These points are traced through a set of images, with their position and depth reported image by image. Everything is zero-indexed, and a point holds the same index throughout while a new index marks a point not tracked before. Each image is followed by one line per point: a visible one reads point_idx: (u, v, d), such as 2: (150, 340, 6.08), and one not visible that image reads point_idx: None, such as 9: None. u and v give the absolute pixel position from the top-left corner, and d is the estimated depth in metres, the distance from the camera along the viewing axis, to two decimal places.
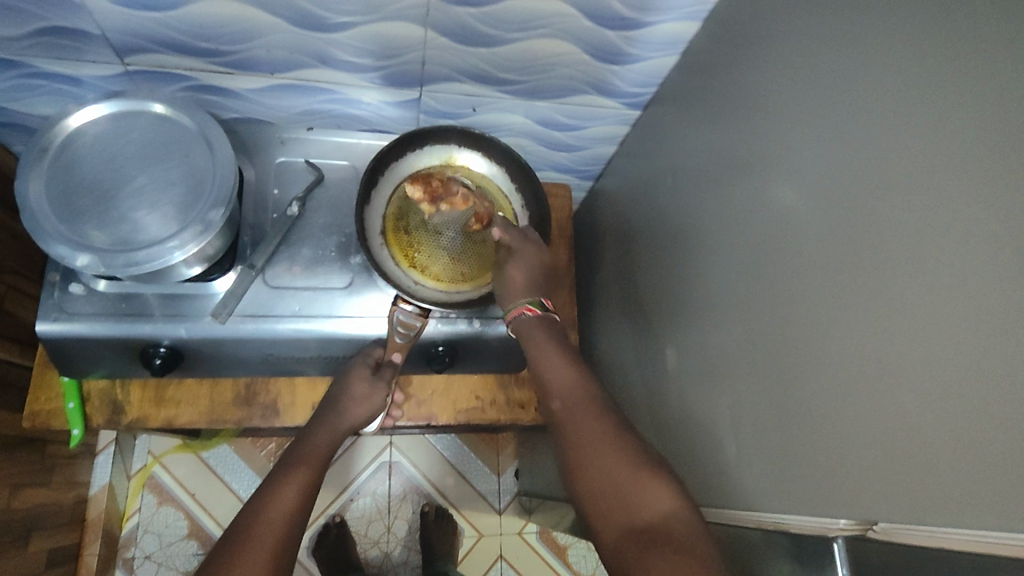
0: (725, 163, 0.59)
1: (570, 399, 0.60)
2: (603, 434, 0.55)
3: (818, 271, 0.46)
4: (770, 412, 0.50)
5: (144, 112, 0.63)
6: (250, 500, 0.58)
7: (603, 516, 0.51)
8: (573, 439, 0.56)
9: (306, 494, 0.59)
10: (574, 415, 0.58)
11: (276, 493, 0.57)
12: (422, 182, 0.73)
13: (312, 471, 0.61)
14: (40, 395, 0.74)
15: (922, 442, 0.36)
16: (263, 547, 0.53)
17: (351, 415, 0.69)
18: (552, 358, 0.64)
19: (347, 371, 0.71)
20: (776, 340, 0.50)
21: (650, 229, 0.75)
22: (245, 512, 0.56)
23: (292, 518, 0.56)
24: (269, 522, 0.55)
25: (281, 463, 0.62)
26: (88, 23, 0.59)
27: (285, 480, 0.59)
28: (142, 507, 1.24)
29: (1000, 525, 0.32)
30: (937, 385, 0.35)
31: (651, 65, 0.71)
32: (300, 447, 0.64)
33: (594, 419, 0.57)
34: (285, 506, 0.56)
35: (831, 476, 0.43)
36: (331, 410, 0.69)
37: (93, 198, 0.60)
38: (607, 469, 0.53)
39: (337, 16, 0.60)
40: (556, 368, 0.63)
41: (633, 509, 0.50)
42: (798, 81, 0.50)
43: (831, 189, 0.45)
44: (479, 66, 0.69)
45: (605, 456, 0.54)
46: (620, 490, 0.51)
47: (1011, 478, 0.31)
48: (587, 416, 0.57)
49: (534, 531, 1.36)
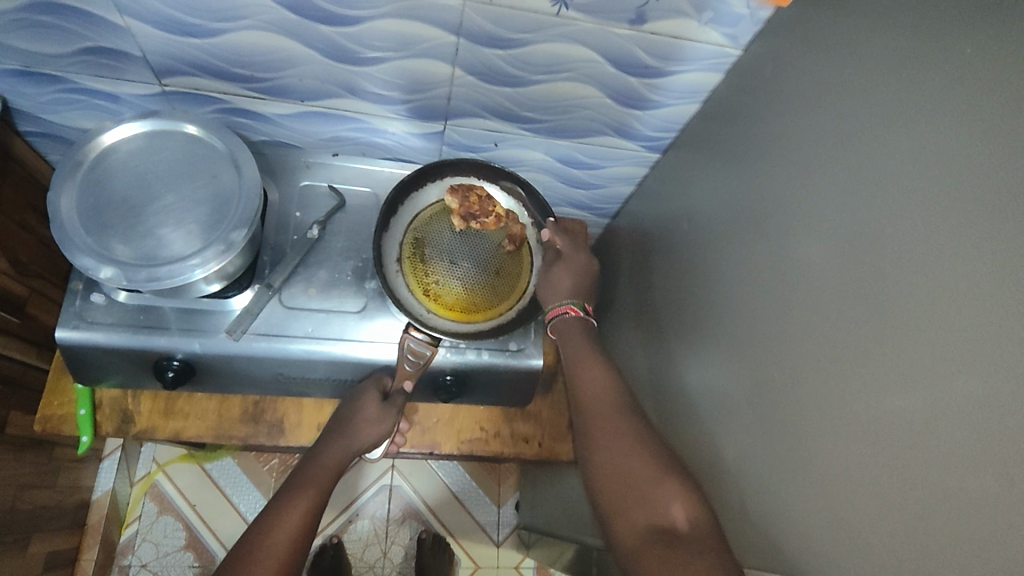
0: (740, 214, 0.60)
1: (599, 396, 0.61)
2: (646, 465, 0.53)
3: (827, 328, 0.45)
4: (771, 468, 0.49)
5: (177, 132, 0.66)
6: (255, 521, 0.58)
7: (618, 511, 0.52)
8: (595, 433, 0.57)
9: (311, 517, 0.59)
10: (602, 413, 0.59)
11: (280, 517, 0.57)
12: (461, 195, 0.73)
13: (317, 492, 0.61)
14: (53, 400, 0.75)
15: (923, 511, 0.36)
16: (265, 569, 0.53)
17: (364, 434, 0.69)
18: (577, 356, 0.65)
19: (358, 393, 0.71)
20: (782, 395, 0.49)
21: (664, 271, 0.75)
22: (250, 533, 0.56)
23: (298, 539, 0.56)
24: (274, 546, 0.55)
25: (288, 483, 0.62)
26: (130, 45, 0.62)
27: (292, 500, 0.59)
28: (143, 515, 1.25)
29: None
30: (940, 458, 0.35)
31: (672, 112, 0.72)
32: (310, 467, 0.64)
33: (617, 419, 0.58)
34: (290, 530, 0.56)
35: (830, 540, 0.42)
36: (340, 431, 0.69)
37: (121, 212, 0.62)
38: (626, 466, 0.53)
39: (367, 51, 0.62)
40: (581, 366, 0.64)
41: (651, 508, 0.50)
42: (815, 138, 0.51)
43: (842, 248, 0.45)
44: (502, 104, 0.70)
45: (625, 452, 0.54)
46: (643, 487, 0.51)
47: (1007, 559, 0.31)
48: (609, 418, 0.58)
49: (531, 567, 1.34)
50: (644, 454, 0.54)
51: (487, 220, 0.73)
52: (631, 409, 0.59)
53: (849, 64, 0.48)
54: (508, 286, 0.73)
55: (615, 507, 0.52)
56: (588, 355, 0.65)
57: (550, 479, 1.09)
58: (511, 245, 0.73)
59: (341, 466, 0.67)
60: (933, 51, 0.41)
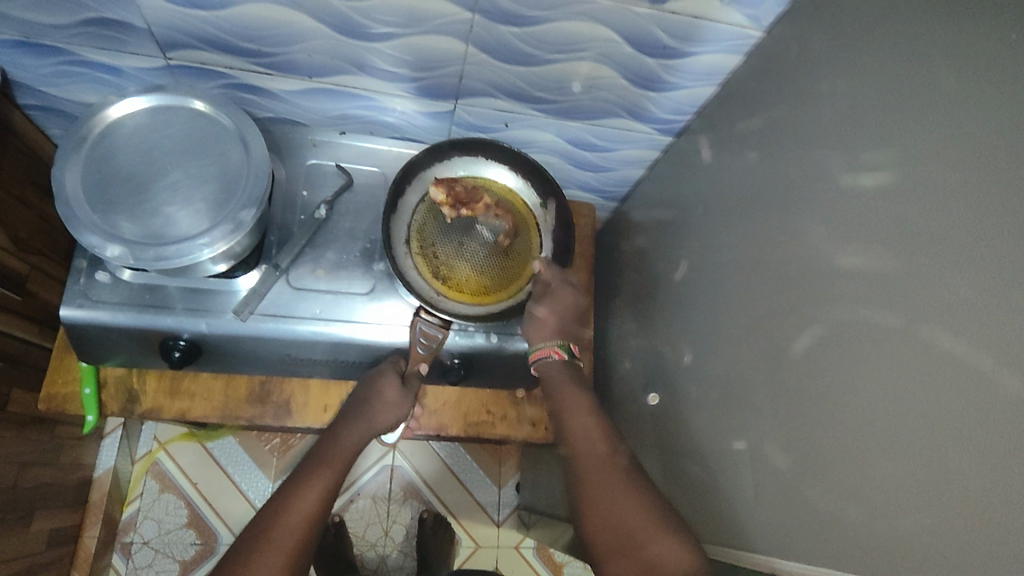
0: (755, 199, 0.59)
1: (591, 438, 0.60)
2: (645, 517, 0.52)
3: (845, 315, 0.45)
4: (783, 454, 0.49)
5: (183, 107, 0.64)
6: (271, 498, 0.58)
7: (615, 560, 0.52)
8: (591, 475, 0.57)
9: (327, 499, 0.58)
10: (595, 466, 0.57)
11: (296, 497, 0.57)
12: (447, 186, 0.71)
13: (334, 473, 0.60)
14: (57, 379, 0.75)
15: (939, 500, 0.35)
16: (279, 550, 0.53)
17: (379, 419, 0.67)
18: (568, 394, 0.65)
19: (375, 374, 0.69)
20: (795, 382, 0.49)
21: (674, 256, 0.74)
22: (265, 512, 0.56)
23: (312, 521, 0.56)
24: (287, 527, 0.55)
25: (305, 463, 0.61)
26: (134, 16, 0.60)
27: (308, 481, 0.58)
28: (144, 493, 1.25)
29: None
30: (958, 446, 0.35)
31: (687, 94, 0.71)
32: (328, 448, 0.63)
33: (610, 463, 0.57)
34: (305, 511, 0.56)
35: (842, 528, 0.42)
36: (356, 414, 0.66)
37: (126, 189, 0.60)
38: (621, 515, 0.53)
39: (377, 26, 0.60)
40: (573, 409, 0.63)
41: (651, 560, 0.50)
42: (835, 123, 0.50)
43: (861, 236, 0.45)
44: (515, 83, 0.69)
45: (623, 500, 0.54)
46: (639, 541, 0.51)
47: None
48: (599, 460, 0.58)
49: (531, 547, 1.35)
50: (639, 500, 0.54)
51: (477, 207, 0.71)
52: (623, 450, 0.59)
53: (875, 46, 0.47)
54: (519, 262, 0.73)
55: (609, 555, 0.53)
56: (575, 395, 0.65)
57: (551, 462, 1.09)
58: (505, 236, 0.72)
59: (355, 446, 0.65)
60: (966, 34, 0.40)
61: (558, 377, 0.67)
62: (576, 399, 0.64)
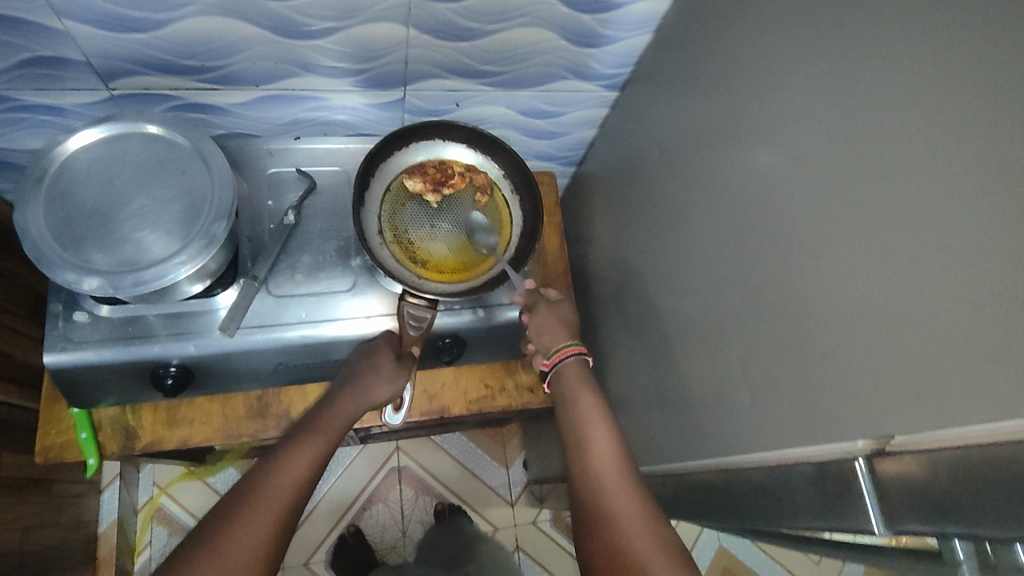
0: (706, 132, 0.62)
1: (597, 446, 0.63)
2: (645, 533, 0.53)
3: (807, 218, 0.48)
4: (772, 358, 0.52)
5: (136, 134, 0.64)
6: (261, 461, 0.58)
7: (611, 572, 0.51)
8: (598, 482, 0.59)
9: (314, 467, 0.59)
10: (604, 475, 0.59)
11: (288, 461, 0.58)
12: (419, 174, 0.74)
13: (326, 442, 0.62)
14: (50, 430, 0.74)
15: (912, 363, 0.39)
16: (268, 509, 0.53)
17: (376, 392, 0.69)
18: (582, 407, 0.67)
19: (371, 346, 0.71)
20: (772, 290, 0.52)
21: (639, 204, 0.77)
22: (255, 472, 0.57)
23: (301, 484, 0.57)
24: (276, 487, 0.55)
25: (299, 428, 0.63)
26: (71, 49, 0.60)
27: (299, 446, 0.60)
28: (153, 540, 1.23)
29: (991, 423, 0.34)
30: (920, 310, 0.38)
31: (625, 46, 0.73)
32: (321, 415, 0.65)
33: (617, 475, 0.59)
34: (294, 476, 0.57)
35: (832, 408, 0.45)
36: (351, 382, 0.68)
37: (93, 222, 0.60)
38: (623, 526, 0.54)
39: (317, 22, 0.61)
40: (584, 414, 0.66)
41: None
42: (767, 43, 0.53)
43: (807, 143, 0.48)
44: (459, 60, 0.70)
45: (626, 510, 0.55)
46: (637, 552, 0.51)
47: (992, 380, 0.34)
48: (607, 469, 0.60)
49: (548, 520, 1.36)
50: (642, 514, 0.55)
51: (454, 182, 0.74)
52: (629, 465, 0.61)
53: None
54: (507, 216, 0.76)
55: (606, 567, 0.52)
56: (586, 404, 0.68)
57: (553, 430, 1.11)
58: (484, 194, 0.75)
59: (354, 418, 0.67)
60: None
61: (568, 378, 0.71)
62: (584, 400, 0.68)
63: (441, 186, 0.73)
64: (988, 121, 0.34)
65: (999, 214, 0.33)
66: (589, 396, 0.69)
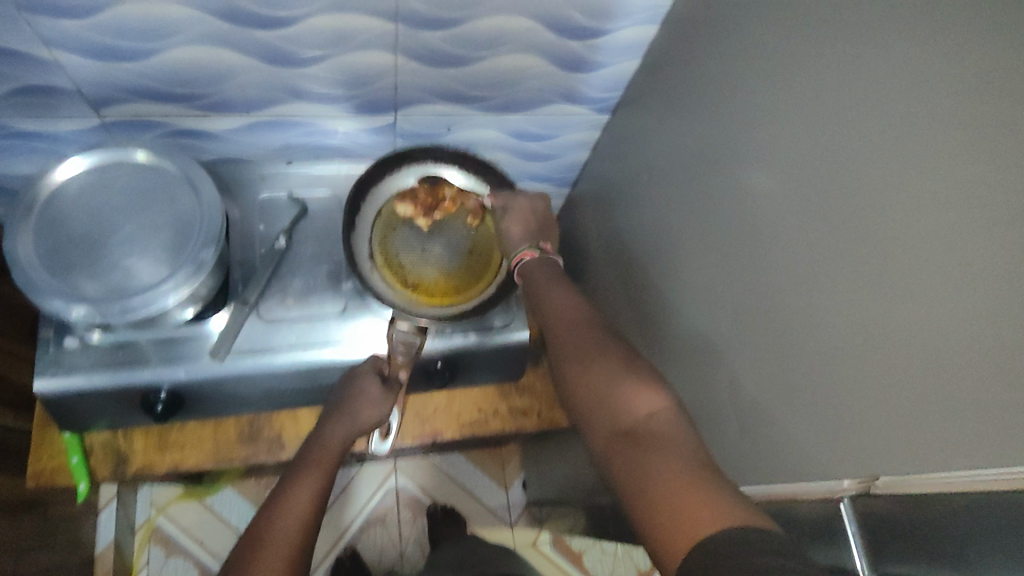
0: (695, 158, 0.62)
1: (563, 311, 0.58)
2: (614, 380, 0.51)
3: (792, 248, 0.47)
4: (760, 390, 0.51)
5: (126, 161, 0.65)
6: (262, 508, 0.57)
7: (588, 422, 0.51)
8: (563, 343, 0.56)
9: (320, 501, 0.58)
10: (567, 335, 0.56)
11: (288, 501, 0.57)
12: (410, 198, 0.72)
13: (324, 475, 0.61)
14: (41, 454, 0.74)
15: (899, 402, 0.38)
16: (278, 554, 0.53)
17: (363, 418, 0.67)
18: (545, 284, 0.62)
19: (353, 376, 0.70)
20: (761, 319, 0.51)
21: (631, 226, 0.77)
22: (258, 519, 0.56)
23: (307, 525, 0.56)
24: (281, 531, 0.54)
25: (294, 468, 0.62)
26: (64, 78, 0.60)
27: (297, 485, 0.59)
28: (150, 561, 1.22)
29: (978, 467, 0.33)
30: (901, 349, 0.38)
31: (616, 71, 0.73)
32: (314, 450, 0.64)
33: (582, 333, 0.56)
34: (300, 505, 0.57)
35: (822, 445, 0.44)
36: (338, 413, 0.67)
37: (83, 250, 0.60)
38: (593, 385, 0.52)
39: (307, 51, 0.61)
40: (546, 291, 0.61)
41: (619, 416, 0.49)
42: (753, 70, 0.52)
43: (792, 173, 0.47)
44: (450, 86, 0.71)
45: (593, 367, 0.53)
46: (606, 398, 0.50)
47: (981, 424, 0.33)
48: (573, 327, 0.57)
49: (548, 542, 1.35)
50: (610, 367, 0.52)
51: (445, 206, 0.72)
52: (596, 320, 0.57)
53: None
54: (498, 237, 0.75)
55: (585, 417, 0.52)
56: (547, 276, 0.62)
57: (551, 452, 1.10)
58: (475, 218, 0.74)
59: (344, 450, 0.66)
60: None
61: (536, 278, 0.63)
62: (548, 282, 0.62)
63: (433, 211, 0.72)
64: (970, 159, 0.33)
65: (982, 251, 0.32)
66: (551, 275, 0.63)
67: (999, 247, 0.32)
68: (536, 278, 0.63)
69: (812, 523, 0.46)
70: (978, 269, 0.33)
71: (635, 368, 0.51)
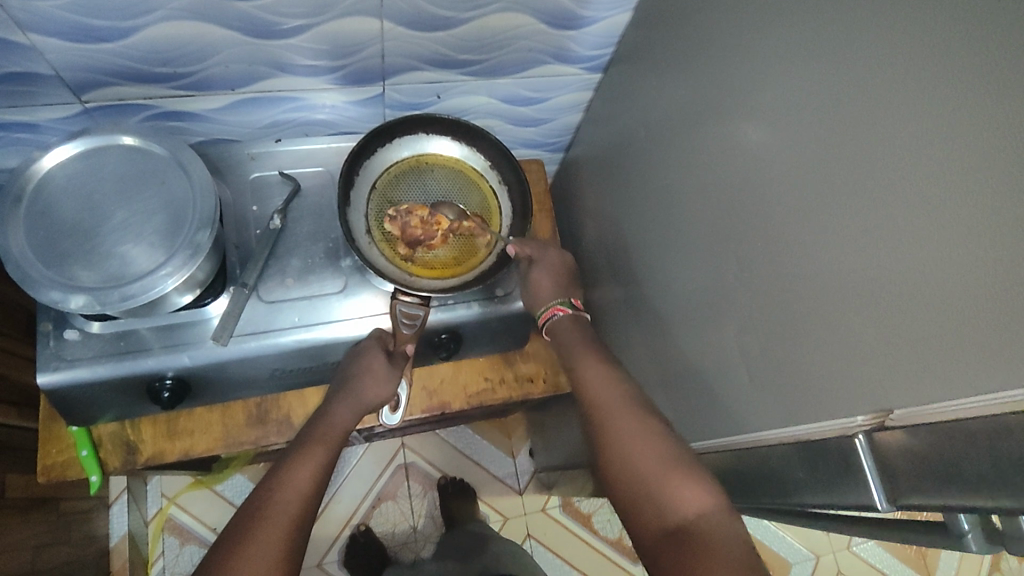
0: (690, 110, 0.61)
1: (605, 392, 0.63)
2: (659, 469, 0.54)
3: (794, 192, 0.47)
4: (767, 337, 0.51)
5: (112, 146, 0.63)
6: (263, 480, 0.58)
7: (633, 512, 0.55)
8: (608, 425, 0.60)
9: (321, 474, 0.59)
10: (609, 418, 0.60)
11: (290, 473, 0.57)
12: (399, 222, 0.71)
13: (327, 450, 0.61)
14: (50, 449, 0.73)
15: (911, 336, 0.38)
16: (278, 525, 0.53)
17: (369, 392, 0.68)
18: (581, 358, 0.68)
19: (360, 350, 0.70)
20: (764, 267, 0.51)
21: (628, 185, 0.76)
22: (258, 492, 0.56)
23: (307, 496, 0.56)
24: (282, 503, 0.55)
25: (300, 441, 0.62)
26: (41, 64, 0.59)
27: (299, 458, 0.59)
28: (166, 550, 1.23)
29: (992, 393, 0.33)
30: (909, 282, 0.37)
31: (605, 26, 0.72)
32: (320, 423, 0.64)
33: (625, 417, 0.59)
34: (301, 487, 0.56)
35: (833, 385, 0.45)
36: (343, 388, 0.67)
37: (76, 239, 0.59)
38: (637, 470, 0.55)
39: (288, 20, 0.60)
40: (584, 365, 0.67)
41: (665, 508, 0.52)
42: (747, 13, 0.51)
43: (792, 115, 0.47)
44: (437, 51, 0.69)
45: (637, 452, 0.56)
46: (652, 489, 0.54)
47: (993, 350, 0.33)
48: (614, 410, 0.61)
49: (557, 506, 1.37)
50: (654, 451, 0.56)
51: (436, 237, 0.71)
52: (637, 402, 0.61)
53: None
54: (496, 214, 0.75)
55: (630, 509, 0.55)
56: (581, 350, 0.69)
57: (557, 417, 1.11)
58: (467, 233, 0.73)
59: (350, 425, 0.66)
60: None
61: (568, 338, 0.72)
62: (583, 355, 0.68)
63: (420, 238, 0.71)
64: (977, 82, 0.33)
65: (992, 175, 0.32)
66: (587, 348, 0.69)
67: (1006, 171, 0.32)
68: (570, 345, 0.70)
69: (826, 463, 0.47)
70: (986, 194, 0.33)
71: (678, 457, 0.55)
